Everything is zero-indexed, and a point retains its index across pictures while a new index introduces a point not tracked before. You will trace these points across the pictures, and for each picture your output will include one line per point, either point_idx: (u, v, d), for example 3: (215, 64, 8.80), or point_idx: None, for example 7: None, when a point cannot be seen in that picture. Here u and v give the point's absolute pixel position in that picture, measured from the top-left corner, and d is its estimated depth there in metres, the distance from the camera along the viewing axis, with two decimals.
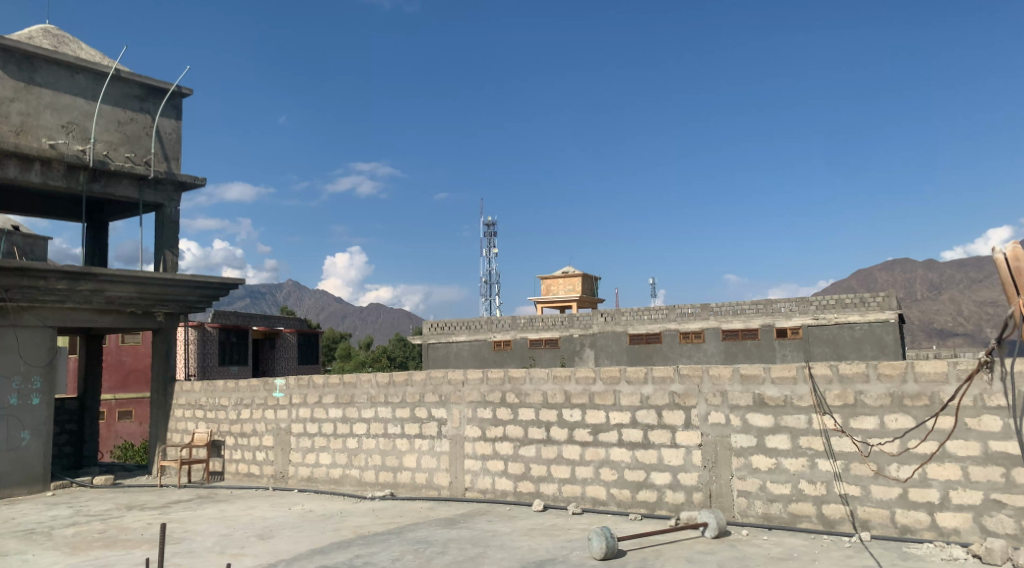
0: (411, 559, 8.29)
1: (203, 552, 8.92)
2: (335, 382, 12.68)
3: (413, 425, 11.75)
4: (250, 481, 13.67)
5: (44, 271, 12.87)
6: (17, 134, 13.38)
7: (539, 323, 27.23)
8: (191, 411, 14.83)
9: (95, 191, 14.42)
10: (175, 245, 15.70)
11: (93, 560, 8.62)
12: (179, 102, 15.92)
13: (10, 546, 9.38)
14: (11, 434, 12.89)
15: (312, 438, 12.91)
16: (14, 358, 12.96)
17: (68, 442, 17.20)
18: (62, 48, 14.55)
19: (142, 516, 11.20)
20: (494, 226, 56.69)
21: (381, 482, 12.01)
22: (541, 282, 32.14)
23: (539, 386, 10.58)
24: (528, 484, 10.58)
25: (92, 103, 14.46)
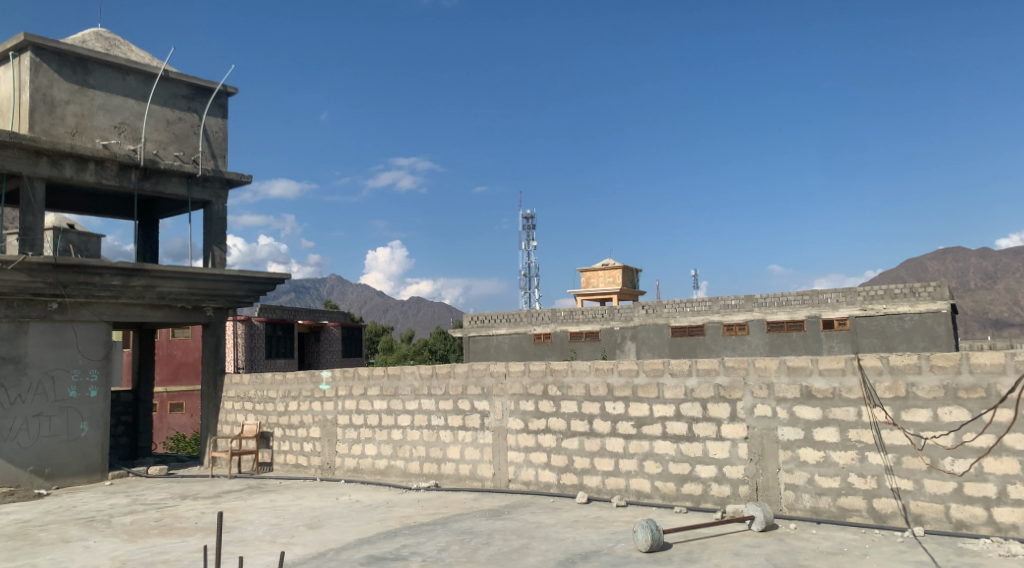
0: (457, 549, 8.39)
1: (255, 540, 9.15)
2: (379, 375, 12.85)
3: (456, 417, 11.86)
4: (299, 471, 13.95)
5: (99, 268, 13.34)
6: (73, 135, 13.78)
7: (580, 316, 27.15)
8: (240, 403, 15.16)
9: (146, 189, 14.81)
10: (223, 241, 16.05)
11: (151, 547, 8.91)
12: (225, 101, 16.24)
13: (72, 533, 9.74)
14: (71, 425, 13.33)
15: (357, 430, 13.11)
16: (73, 352, 13.40)
17: (124, 433, 17.76)
18: (113, 51, 14.93)
19: (195, 505, 11.52)
20: (533, 219, 56.96)
21: (425, 473, 12.15)
22: (582, 275, 32.08)
23: (581, 378, 10.61)
24: (572, 476, 10.60)
25: (142, 104, 14.83)
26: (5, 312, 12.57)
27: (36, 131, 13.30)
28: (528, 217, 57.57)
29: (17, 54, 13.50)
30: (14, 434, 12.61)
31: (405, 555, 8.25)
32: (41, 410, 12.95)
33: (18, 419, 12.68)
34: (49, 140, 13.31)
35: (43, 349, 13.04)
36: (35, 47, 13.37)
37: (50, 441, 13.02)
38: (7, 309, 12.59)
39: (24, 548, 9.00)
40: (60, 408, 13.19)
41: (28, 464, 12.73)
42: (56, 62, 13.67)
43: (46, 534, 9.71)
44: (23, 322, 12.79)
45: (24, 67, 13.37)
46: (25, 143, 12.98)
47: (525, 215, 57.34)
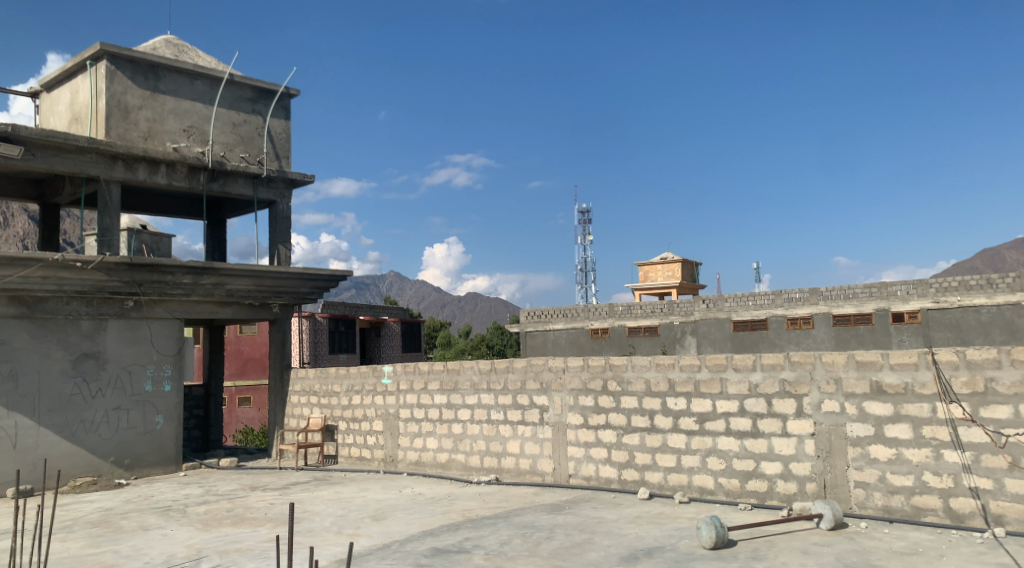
0: (519, 543, 8.46)
1: (322, 531, 9.39)
2: (440, 369, 13.02)
3: (515, 411, 11.93)
4: (362, 464, 14.23)
5: (171, 267, 13.85)
6: (145, 139, 14.30)
7: (638, 311, 26.93)
8: (306, 397, 15.54)
9: (214, 190, 15.28)
10: (287, 240, 16.46)
11: (224, 536, 9.23)
12: (288, 102, 16.62)
13: (151, 521, 10.16)
14: (148, 418, 13.86)
15: (419, 423, 13.30)
16: (148, 348, 13.94)
17: (196, 426, 18.41)
18: (182, 57, 15.43)
19: (265, 496, 11.88)
20: (589, 213, 56.85)
21: (486, 467, 12.26)
22: (640, 269, 31.83)
23: (641, 373, 10.54)
24: (633, 472, 10.56)
25: (210, 107, 15.29)
26: (86, 309, 13.16)
27: (111, 136, 13.85)
28: (584, 211, 57.40)
29: (94, 63, 14.07)
30: (95, 426, 13.19)
31: (468, 548, 8.37)
32: (120, 403, 13.51)
33: (99, 412, 13.25)
34: (124, 145, 13.84)
35: (120, 345, 13.60)
36: (109, 56, 13.92)
37: (129, 433, 13.58)
38: (87, 307, 13.17)
39: (107, 535, 9.43)
40: (137, 402, 13.74)
41: (108, 455, 13.30)
42: (129, 70, 14.20)
43: (127, 522, 10.15)
44: (102, 319, 13.37)
45: (100, 75, 13.92)
46: (102, 149, 13.53)
47: (580, 210, 57.24)
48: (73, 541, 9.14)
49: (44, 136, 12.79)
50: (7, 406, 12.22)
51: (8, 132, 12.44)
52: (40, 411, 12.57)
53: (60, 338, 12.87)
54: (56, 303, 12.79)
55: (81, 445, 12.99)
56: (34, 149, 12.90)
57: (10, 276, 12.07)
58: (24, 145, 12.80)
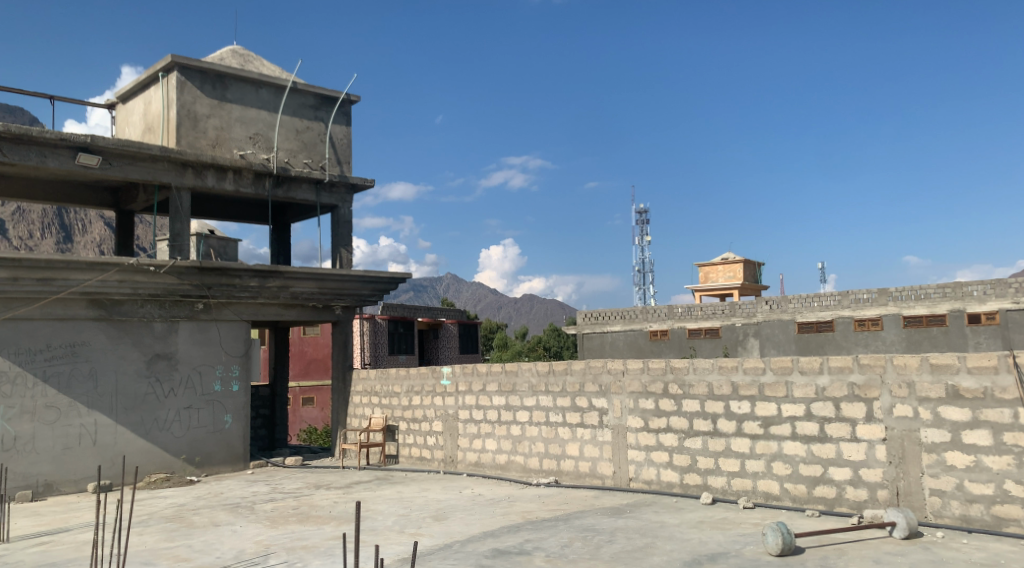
0: (580, 546, 8.44)
1: (385, 530, 9.52)
2: (498, 370, 13.08)
3: (574, 414, 11.91)
4: (423, 464, 14.39)
5: (238, 271, 14.25)
6: (213, 146, 14.76)
7: (698, 312, 26.55)
8: (368, 397, 15.79)
9: (279, 196, 15.68)
10: (349, 243, 16.76)
11: (291, 533, 9.44)
12: (348, 108, 16.94)
13: (221, 517, 10.47)
14: (217, 417, 14.28)
15: (477, 424, 13.38)
16: (217, 349, 14.37)
17: (263, 425, 18.90)
18: (248, 66, 15.86)
19: (329, 495, 12.12)
20: (647, 213, 56.47)
21: (545, 469, 12.25)
22: (700, 269, 31.40)
23: (703, 376, 10.40)
24: (695, 476, 10.42)
25: (274, 115, 15.69)
26: (158, 312, 13.64)
27: (182, 144, 14.33)
28: (641, 211, 56.92)
29: (165, 74, 14.58)
30: (168, 425, 13.65)
31: (528, 550, 8.38)
32: (190, 402, 13.95)
33: (172, 411, 13.71)
34: (194, 153, 14.30)
35: (191, 347, 14.05)
36: (180, 67, 14.40)
37: (199, 431, 14.01)
38: (160, 309, 13.65)
39: (181, 530, 9.75)
40: (207, 401, 14.17)
41: (181, 452, 13.75)
42: (199, 80, 14.66)
43: (199, 517, 10.48)
44: (174, 321, 13.84)
45: (171, 85, 14.42)
46: (173, 157, 14.00)
47: (637, 209, 56.80)
48: (149, 535, 9.49)
49: (120, 146, 13.32)
50: (87, 404, 12.74)
51: (87, 142, 13.01)
52: (118, 409, 13.07)
53: (135, 340, 13.36)
54: (131, 306, 13.29)
55: (156, 442, 13.47)
56: (110, 158, 13.44)
57: (89, 280, 12.60)
58: (102, 154, 13.35)
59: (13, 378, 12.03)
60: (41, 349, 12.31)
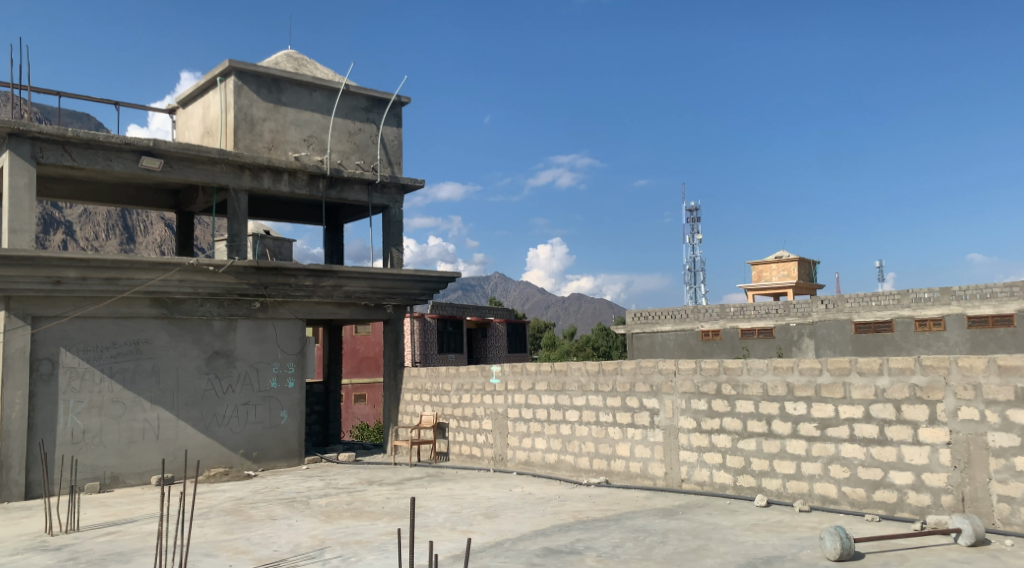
0: (631, 547, 8.39)
1: (437, 527, 9.60)
2: (547, 369, 13.09)
3: (625, 414, 11.84)
4: (473, 462, 14.48)
5: (294, 270, 14.53)
6: (269, 149, 15.08)
7: (751, 312, 26.13)
8: (419, 395, 15.95)
9: (332, 197, 15.94)
10: (400, 243, 16.96)
11: (345, 528, 9.60)
12: (399, 110, 17.12)
13: (278, 511, 10.70)
14: (273, 413, 14.59)
15: (527, 423, 13.41)
16: (273, 346, 14.68)
17: (317, 421, 19.26)
18: (302, 70, 16.15)
19: (382, 491, 12.29)
20: (698, 211, 55.97)
21: (595, 469, 12.21)
22: (753, 268, 30.90)
23: (757, 377, 10.25)
24: (749, 478, 10.27)
25: (327, 117, 15.95)
26: (218, 311, 13.99)
27: (239, 147, 14.68)
28: (691, 209, 56.32)
29: (223, 79, 14.94)
30: (227, 420, 14.00)
31: (580, 550, 8.37)
32: (248, 399, 14.28)
33: (230, 406, 14.06)
34: (251, 155, 14.64)
35: (248, 344, 14.39)
36: (237, 72, 14.74)
37: (256, 427, 14.33)
38: (219, 308, 14.01)
39: (239, 523, 9.99)
40: (264, 398, 14.48)
41: (239, 447, 14.09)
42: (255, 84, 14.98)
43: (256, 511, 10.72)
44: (232, 319, 14.19)
45: (228, 90, 14.77)
46: (231, 159, 14.35)
47: (687, 207, 56.18)
48: (209, 527, 9.75)
49: (180, 149, 13.71)
50: (150, 400, 13.15)
51: (150, 146, 13.42)
52: (179, 405, 13.45)
53: (195, 337, 13.74)
54: (191, 305, 13.66)
55: (215, 437, 13.83)
56: (171, 161, 13.84)
57: (152, 280, 13.00)
58: (163, 158, 13.76)
59: (82, 374, 12.48)
60: (107, 346, 12.76)
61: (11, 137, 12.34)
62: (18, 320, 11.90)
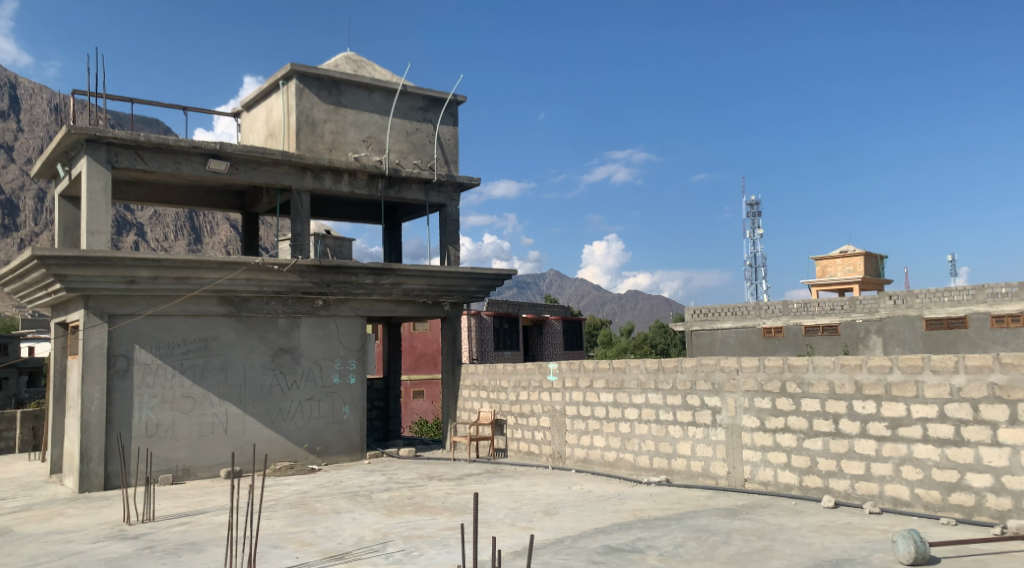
0: (694, 546, 8.28)
1: (497, 523, 9.64)
2: (605, 367, 13.00)
3: (686, 412, 11.68)
4: (531, 459, 14.49)
5: (355, 268, 14.76)
6: (330, 150, 15.35)
7: (815, 308, 25.51)
8: (476, 391, 16.04)
9: (391, 196, 16.13)
10: (457, 241, 17.08)
11: (407, 523, 9.72)
12: (456, 109, 17.22)
13: (342, 505, 10.91)
14: (336, 408, 14.86)
15: (586, 421, 13.35)
16: (335, 343, 14.96)
17: (377, 417, 19.57)
18: (360, 72, 16.38)
19: (442, 486, 12.40)
20: (757, 205, 55.15)
21: (655, 468, 12.08)
22: (817, 263, 30.13)
23: (823, 375, 9.99)
24: (815, 478, 10.03)
25: (386, 118, 16.15)
26: (282, 308, 14.31)
27: (301, 148, 14.98)
28: (751, 203, 55.42)
29: (285, 82, 15.26)
30: (292, 415, 14.31)
31: (641, 548, 8.30)
32: (312, 394, 14.57)
33: (295, 402, 14.37)
34: (312, 156, 14.92)
35: (312, 341, 14.69)
36: (298, 75, 15.03)
37: (320, 422, 14.62)
38: (283, 306, 14.33)
39: (305, 516, 10.21)
40: (327, 394, 14.76)
41: (303, 442, 14.38)
42: (316, 87, 15.26)
43: (321, 504, 10.93)
44: (296, 317, 14.50)
45: (291, 93, 15.08)
46: (294, 161, 14.65)
47: (747, 201, 55.34)
48: (276, 519, 9.98)
49: (245, 152, 14.04)
50: (219, 395, 13.52)
51: (216, 149, 13.79)
52: (246, 400, 13.80)
53: (261, 335, 14.09)
54: (257, 303, 14.00)
55: (281, 432, 14.15)
56: (237, 163, 14.21)
57: (219, 279, 13.37)
58: (229, 160, 14.12)
59: (155, 370, 12.91)
60: (178, 343, 13.17)
61: (87, 142, 12.84)
62: (95, 318, 12.39)
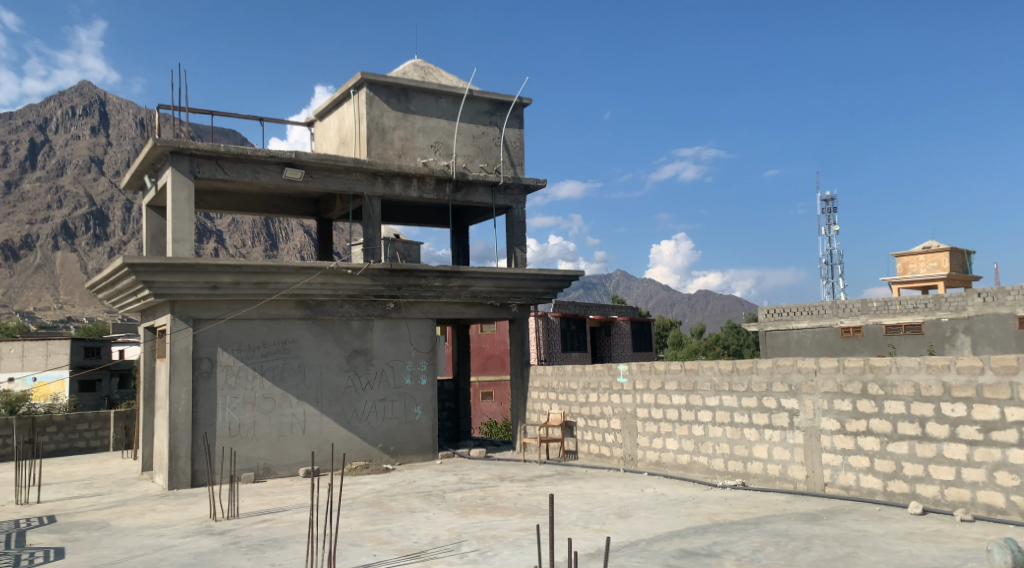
0: (773, 552, 8.09)
1: (570, 525, 9.61)
2: (677, 368, 12.81)
3: (762, 415, 11.41)
4: (602, 461, 14.39)
5: (424, 271, 14.95)
6: (399, 156, 15.59)
7: (897, 307, 24.60)
8: (546, 393, 16.03)
9: (458, 200, 16.27)
10: (524, 243, 17.11)
11: (480, 523, 9.79)
12: (522, 111, 17.27)
13: (416, 504, 11.05)
14: (408, 409, 15.07)
15: (658, 423, 13.18)
16: (407, 345, 15.19)
17: (448, 418, 19.78)
18: (428, 78, 16.60)
19: (513, 487, 12.45)
20: (832, 200, 53.63)
21: (731, 471, 11.85)
22: (898, 260, 29.03)
23: (908, 376, 9.62)
24: (901, 484, 9.65)
25: (453, 123, 16.31)
26: (356, 311, 14.62)
27: (372, 155, 15.27)
28: (827, 198, 53.84)
29: (356, 91, 15.57)
30: (366, 415, 14.57)
31: (718, 553, 8.14)
32: (385, 395, 14.82)
33: (369, 402, 14.63)
34: (383, 163, 15.19)
35: (384, 343, 14.95)
36: (369, 83, 15.33)
37: (393, 422, 14.85)
38: (357, 309, 14.63)
39: (381, 515, 10.38)
40: (399, 395, 14.98)
41: (377, 442, 14.63)
42: (385, 94, 15.53)
43: (395, 503, 11.10)
44: (369, 319, 14.78)
45: (361, 101, 15.40)
46: (365, 167, 14.94)
47: (823, 197, 53.77)
48: (353, 518, 10.19)
49: (319, 160, 14.40)
50: (297, 396, 13.88)
51: (292, 158, 14.18)
52: (323, 400, 14.13)
53: (337, 337, 14.41)
54: (332, 306, 14.35)
55: (356, 432, 14.43)
56: (312, 171, 14.58)
57: (296, 283, 13.74)
58: (304, 168, 14.50)
59: (237, 372, 13.34)
60: (258, 345, 13.59)
61: (172, 154, 13.38)
62: (181, 322, 12.90)
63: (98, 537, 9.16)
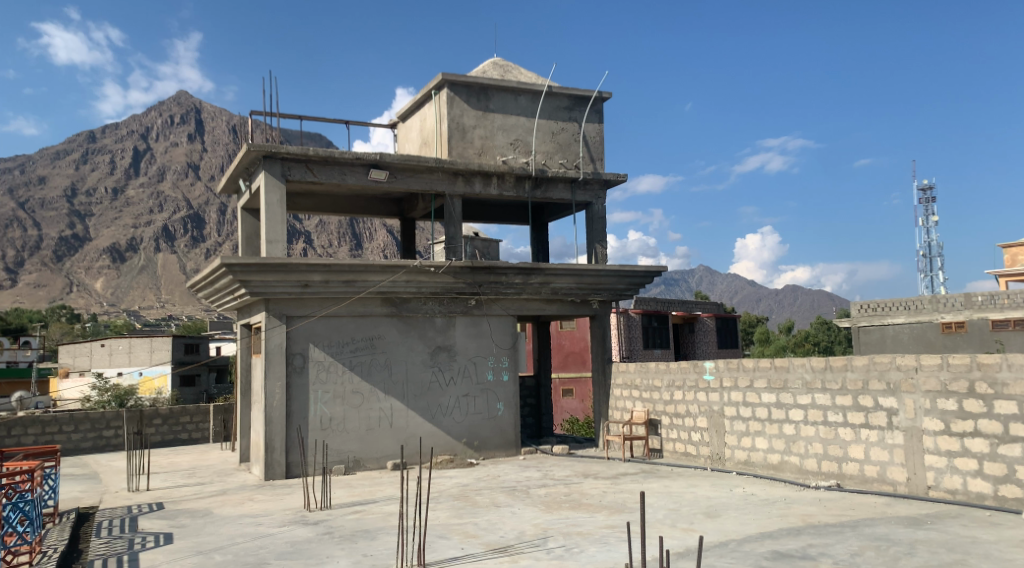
0: (873, 556, 7.75)
1: (657, 523, 9.47)
2: (767, 366, 12.45)
3: (857, 413, 10.97)
4: (688, 459, 14.12)
5: (505, 268, 15.00)
6: (479, 154, 15.70)
7: (1004, 301, 23.40)
8: (629, 390, 15.85)
9: (538, 197, 16.25)
10: (604, 239, 16.95)
11: (566, 519, 9.75)
12: (601, 106, 17.10)
13: (501, 499, 11.12)
14: (491, 405, 15.17)
15: (746, 422, 12.84)
16: (489, 342, 15.29)
17: (530, 414, 19.80)
18: (507, 76, 16.64)
19: (598, 484, 12.37)
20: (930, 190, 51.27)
21: (824, 472, 11.42)
22: (1006, 251, 27.54)
23: (1020, 375, 9.05)
24: (1014, 489, 9.09)
25: (532, 120, 16.30)
26: (439, 308, 14.80)
27: (453, 154, 15.43)
28: (924, 188, 51.48)
29: (437, 91, 15.75)
30: (450, 410, 14.74)
31: (813, 555, 7.87)
32: (468, 390, 14.95)
33: (453, 398, 14.79)
34: (464, 162, 15.32)
35: (467, 339, 15.08)
36: (449, 84, 15.49)
37: (477, 418, 14.98)
38: (440, 305, 14.81)
39: (467, 508, 10.47)
40: (482, 390, 15.09)
41: (461, 436, 14.78)
42: (466, 94, 15.65)
43: (481, 498, 11.19)
44: (452, 316, 14.95)
45: (442, 101, 15.55)
46: (447, 166, 15.11)
47: (920, 186, 51.41)
48: (441, 511, 10.31)
49: (403, 160, 14.65)
50: (384, 391, 14.16)
51: (377, 160, 14.47)
52: (409, 395, 14.37)
53: (421, 333, 14.62)
54: (416, 303, 14.57)
55: (441, 426, 14.62)
56: (396, 172, 14.84)
57: (383, 281, 14.01)
58: (389, 169, 14.77)
59: (328, 367, 13.72)
60: (347, 341, 13.93)
61: (264, 158, 13.85)
62: (275, 319, 13.36)
63: (202, 524, 9.57)
